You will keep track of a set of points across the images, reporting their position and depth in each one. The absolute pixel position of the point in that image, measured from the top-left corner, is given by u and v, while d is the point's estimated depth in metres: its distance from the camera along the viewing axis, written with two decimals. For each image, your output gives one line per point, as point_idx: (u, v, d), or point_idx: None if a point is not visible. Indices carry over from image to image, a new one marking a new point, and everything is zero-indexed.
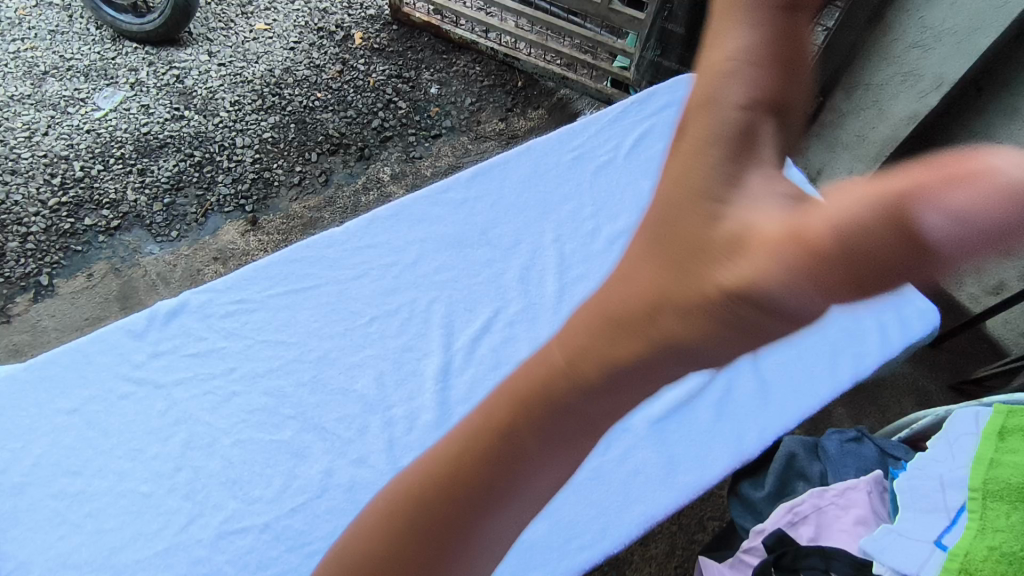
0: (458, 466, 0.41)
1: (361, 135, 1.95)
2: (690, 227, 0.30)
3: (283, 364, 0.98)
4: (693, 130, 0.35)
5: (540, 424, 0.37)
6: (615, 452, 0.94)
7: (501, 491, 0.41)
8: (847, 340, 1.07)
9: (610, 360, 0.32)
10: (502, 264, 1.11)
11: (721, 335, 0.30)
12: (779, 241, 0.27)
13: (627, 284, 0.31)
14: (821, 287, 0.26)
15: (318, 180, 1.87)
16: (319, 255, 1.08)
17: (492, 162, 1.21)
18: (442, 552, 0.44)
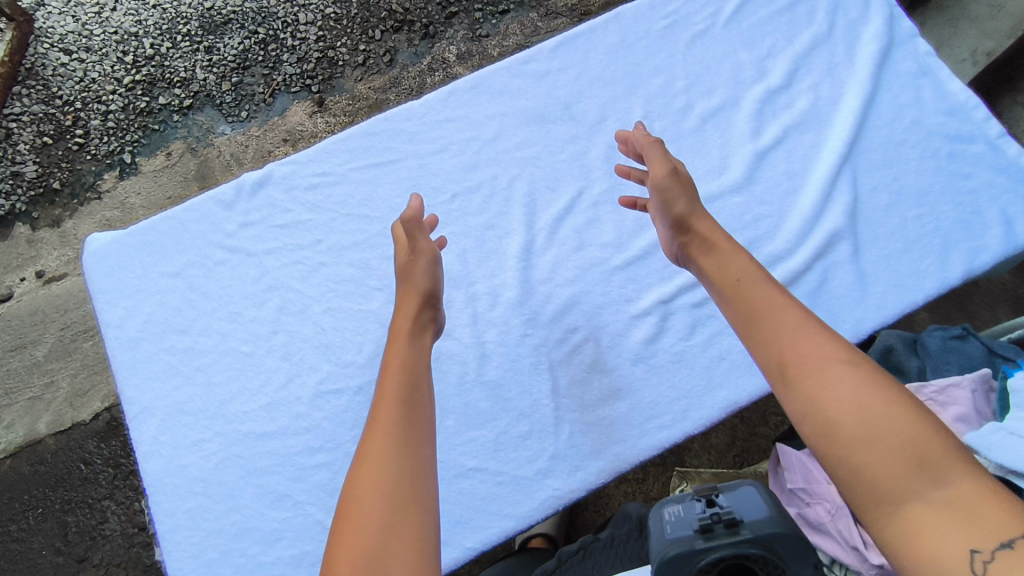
0: (380, 403, 0.71)
1: (425, 10, 1.83)
2: (400, 265, 0.86)
3: (368, 238, 0.99)
4: (397, 256, 0.87)
5: (403, 361, 0.76)
6: (701, 337, 0.92)
7: (407, 396, 0.72)
8: (962, 233, 0.98)
9: (400, 320, 0.81)
10: (587, 141, 1.04)
11: (410, 267, 0.84)
12: (404, 248, 0.86)
13: (399, 301, 0.83)
14: (414, 242, 0.85)
15: (383, 60, 1.80)
16: (399, 128, 1.04)
17: (578, 30, 1.10)
18: (394, 451, 0.66)
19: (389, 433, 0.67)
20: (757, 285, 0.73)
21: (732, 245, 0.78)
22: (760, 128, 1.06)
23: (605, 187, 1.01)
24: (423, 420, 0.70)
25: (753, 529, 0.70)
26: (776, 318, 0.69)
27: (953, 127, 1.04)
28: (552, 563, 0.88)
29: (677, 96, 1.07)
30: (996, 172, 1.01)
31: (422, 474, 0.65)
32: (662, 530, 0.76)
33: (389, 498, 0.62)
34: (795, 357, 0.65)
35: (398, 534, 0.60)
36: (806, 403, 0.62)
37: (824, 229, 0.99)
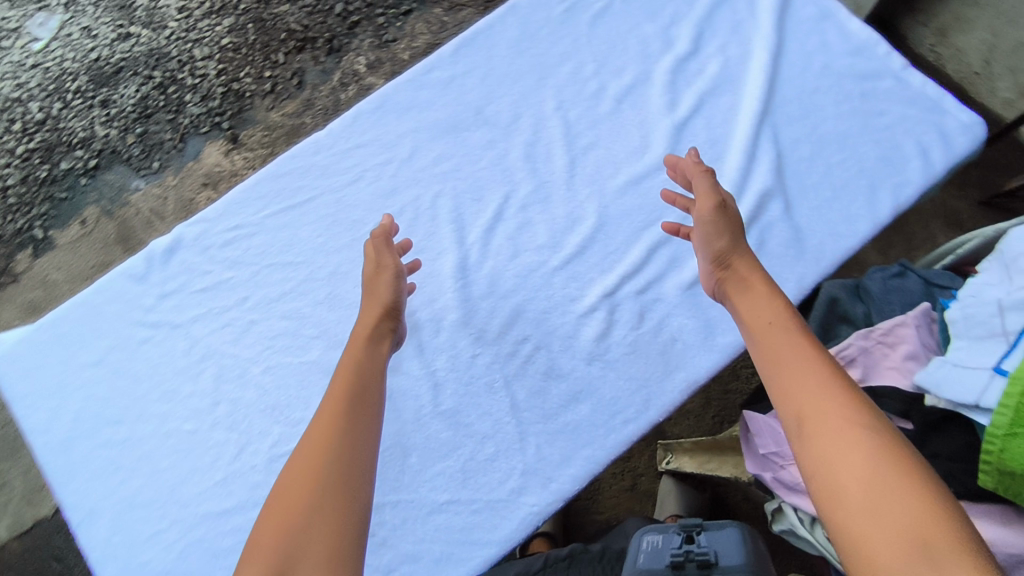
0: (331, 401, 0.73)
1: (325, 24, 1.76)
2: (367, 275, 0.86)
3: (296, 285, 0.94)
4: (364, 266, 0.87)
5: (358, 364, 0.77)
6: (650, 323, 0.91)
7: (356, 400, 0.73)
8: (886, 170, 0.99)
9: (363, 328, 0.81)
10: (504, 143, 1.02)
11: (376, 280, 0.84)
12: (370, 261, 0.86)
13: (365, 308, 0.83)
14: (382, 262, 0.85)
15: (292, 83, 1.73)
16: (308, 165, 1.00)
17: (476, 29, 1.07)
18: (333, 449, 0.68)
19: (330, 428, 0.70)
20: (790, 333, 0.71)
21: (772, 291, 0.77)
22: (675, 99, 1.04)
23: (531, 188, 0.99)
24: (366, 420, 0.72)
25: (723, 575, 0.69)
26: (803, 370, 0.67)
27: (860, 66, 1.05)
28: (540, 561, 0.91)
29: (587, 81, 1.05)
30: (908, 105, 1.02)
31: (357, 471, 0.67)
32: (639, 558, 0.78)
33: (319, 488, 0.65)
34: (812, 411, 0.63)
35: (318, 525, 0.62)
36: (817, 460, 0.59)
37: (753, 190, 0.98)
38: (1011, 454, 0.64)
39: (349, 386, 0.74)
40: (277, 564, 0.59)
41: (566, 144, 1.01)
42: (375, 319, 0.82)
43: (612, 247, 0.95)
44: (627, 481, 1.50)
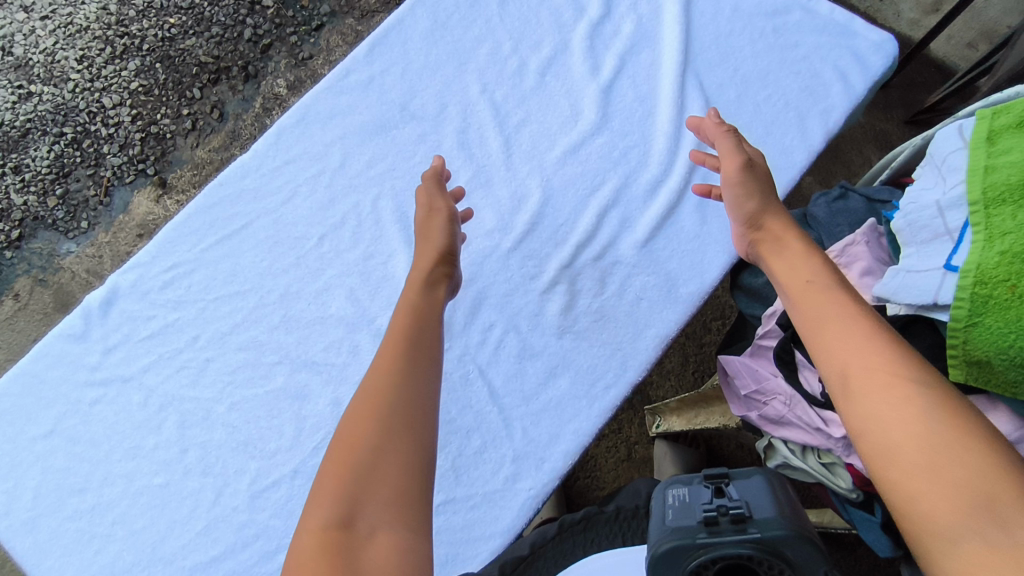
0: (396, 339, 0.71)
1: (237, 52, 1.71)
2: (420, 217, 0.85)
3: (247, 314, 0.91)
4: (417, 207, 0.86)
5: (419, 307, 0.75)
6: (613, 287, 0.90)
7: (419, 344, 0.71)
8: (812, 99, 1.01)
9: (418, 271, 0.79)
10: (436, 135, 1.00)
11: (431, 223, 0.84)
12: (423, 202, 0.86)
13: (421, 251, 0.82)
14: (436, 205, 0.85)
15: (213, 116, 1.67)
16: (238, 191, 0.96)
17: (386, 25, 1.05)
18: (404, 388, 0.66)
19: (392, 366, 0.67)
20: (831, 289, 0.67)
21: (807, 247, 0.73)
22: (597, 63, 1.03)
23: (470, 174, 0.97)
24: (426, 362, 0.69)
25: (762, 528, 0.61)
26: (847, 330, 0.63)
27: (769, 4, 1.06)
28: (552, 529, 0.80)
29: (507, 60, 1.04)
30: (820, 34, 1.04)
31: (421, 409, 0.65)
32: (664, 513, 0.68)
33: (385, 425, 0.63)
34: (860, 368, 0.60)
35: (389, 461, 0.60)
36: (869, 420, 0.57)
37: (689, 138, 0.98)
38: (974, 343, 0.66)
39: (410, 328, 0.72)
40: (343, 503, 0.58)
41: (498, 125, 1.00)
42: (430, 262, 0.80)
43: (562, 219, 0.94)
44: (622, 452, 1.51)
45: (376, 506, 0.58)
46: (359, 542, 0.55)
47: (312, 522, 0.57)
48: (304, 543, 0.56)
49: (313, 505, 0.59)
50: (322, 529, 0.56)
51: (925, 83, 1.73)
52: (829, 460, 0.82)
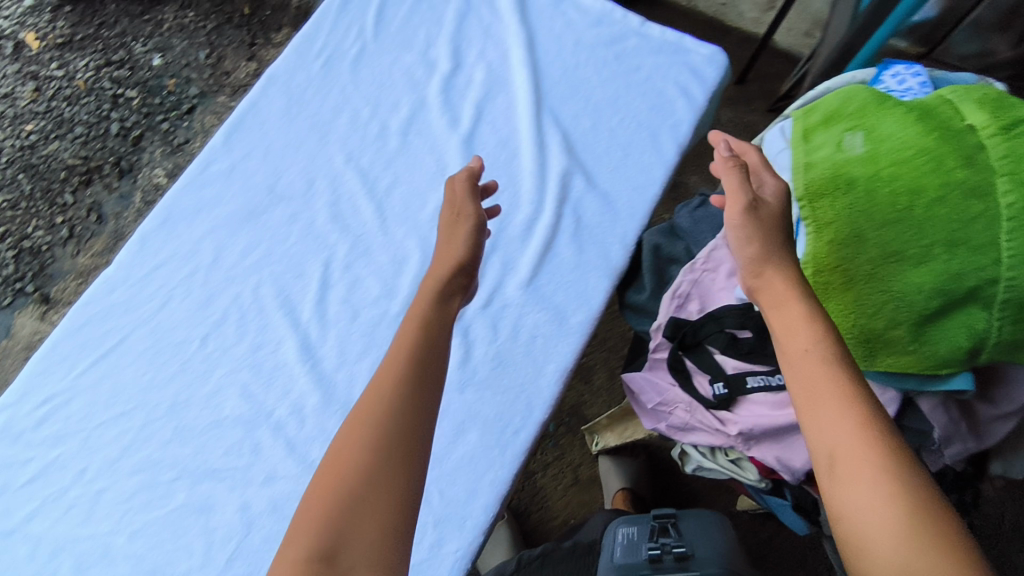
0: (398, 356, 0.69)
1: (107, 148, 1.79)
2: (446, 220, 0.83)
3: (136, 434, 0.86)
4: (445, 208, 0.85)
5: (429, 322, 0.73)
6: (506, 331, 0.92)
7: (425, 364, 0.69)
8: (659, 116, 1.04)
9: (433, 283, 0.77)
10: (308, 212, 0.98)
11: (452, 232, 0.82)
12: (449, 206, 0.85)
13: (440, 257, 0.80)
14: (467, 212, 0.83)
15: (91, 219, 1.72)
16: (107, 306, 0.92)
17: (240, 110, 1.04)
18: (406, 408, 0.65)
19: (396, 383, 0.66)
20: (832, 363, 0.62)
21: (809, 303, 0.66)
22: (455, 115, 1.04)
23: (348, 246, 0.96)
24: (431, 382, 0.68)
25: (699, 565, 0.79)
26: (839, 406, 0.59)
27: (606, 33, 1.11)
28: (513, 563, 0.93)
29: (367, 125, 1.03)
30: (657, 54, 1.09)
31: (416, 434, 0.63)
32: (615, 551, 0.89)
33: (377, 454, 0.61)
34: (848, 455, 0.56)
35: (377, 489, 0.59)
36: (844, 508, 0.55)
37: (554, 175, 1.00)
38: None
39: (414, 345, 0.70)
40: (326, 533, 0.57)
41: (369, 191, 0.99)
42: (444, 272, 0.78)
43: None
44: (569, 476, 1.52)
45: (363, 535, 0.57)
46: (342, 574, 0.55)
47: (292, 547, 0.57)
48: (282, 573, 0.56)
49: (297, 527, 0.59)
50: (303, 556, 0.56)
51: (777, 74, 1.88)
52: (735, 456, 0.86)
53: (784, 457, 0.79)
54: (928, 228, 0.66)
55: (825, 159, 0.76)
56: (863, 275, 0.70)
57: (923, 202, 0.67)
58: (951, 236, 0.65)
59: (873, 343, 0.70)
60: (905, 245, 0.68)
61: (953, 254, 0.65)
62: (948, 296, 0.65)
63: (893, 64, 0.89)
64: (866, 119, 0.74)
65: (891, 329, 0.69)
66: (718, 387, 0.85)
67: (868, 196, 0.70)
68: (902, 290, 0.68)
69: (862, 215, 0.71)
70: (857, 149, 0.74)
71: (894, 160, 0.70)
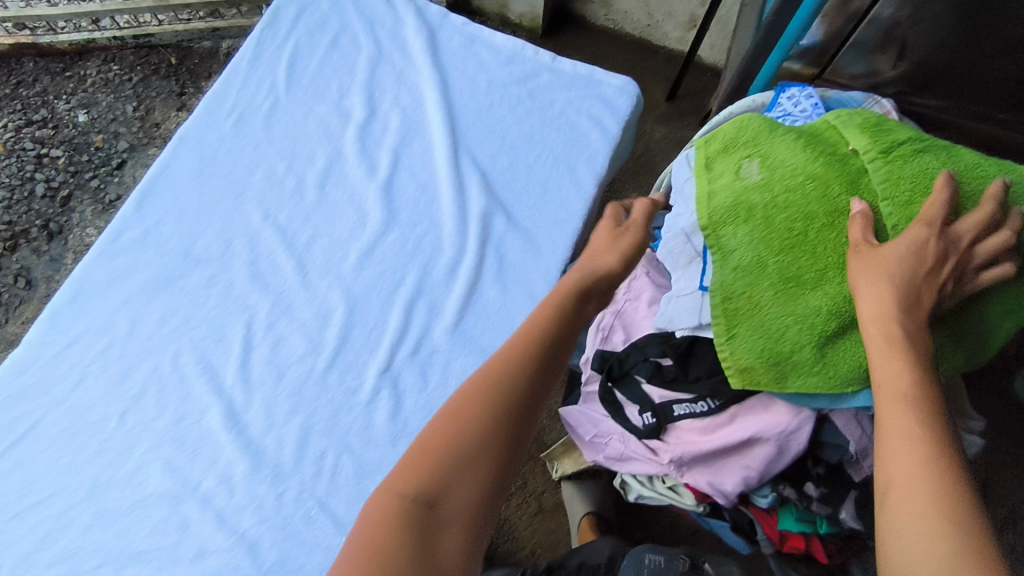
0: (529, 337, 0.71)
1: (34, 211, 1.73)
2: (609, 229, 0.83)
3: (53, 523, 0.82)
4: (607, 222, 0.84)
5: (565, 313, 0.74)
6: (435, 378, 0.90)
7: (551, 351, 0.71)
8: (575, 149, 1.06)
9: (581, 277, 0.78)
10: (227, 273, 0.96)
11: (615, 245, 0.81)
12: (613, 220, 0.84)
13: (598, 257, 0.80)
14: (637, 237, 0.82)
15: (19, 286, 1.66)
16: (16, 389, 0.89)
17: (151, 174, 1.02)
18: (524, 386, 0.68)
19: (522, 358, 0.69)
20: (913, 401, 0.60)
21: (889, 345, 0.63)
22: (372, 163, 1.04)
23: (270, 304, 0.95)
24: (551, 367, 0.70)
25: None
26: (902, 447, 0.58)
27: (518, 71, 1.13)
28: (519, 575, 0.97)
29: (284, 180, 1.03)
30: (569, 89, 1.11)
31: (526, 415, 0.67)
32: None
33: (496, 429, 0.64)
34: (908, 487, 0.56)
35: (484, 456, 0.63)
36: (892, 534, 0.55)
37: (474, 217, 1.00)
38: (738, 353, 0.74)
39: (543, 330, 0.72)
40: (428, 485, 0.61)
41: (289, 247, 0.98)
42: (595, 274, 0.78)
43: (372, 323, 0.94)
44: (533, 505, 1.50)
45: (464, 492, 0.61)
46: (438, 524, 0.59)
47: (398, 485, 0.62)
48: (378, 505, 0.61)
49: (404, 467, 0.63)
50: (405, 496, 0.61)
51: (705, 89, 1.93)
52: (672, 482, 0.87)
53: (714, 481, 0.80)
54: (822, 252, 0.71)
55: (723, 188, 0.78)
56: (767, 301, 0.73)
57: (817, 228, 0.71)
58: (843, 259, 0.70)
59: (782, 366, 0.72)
60: (802, 269, 0.72)
61: (845, 276, 0.70)
62: (847, 315, 0.69)
63: (788, 87, 0.91)
64: (760, 145, 0.77)
65: (798, 351, 0.71)
66: (646, 416, 0.85)
67: (766, 223, 0.74)
68: (804, 313, 0.71)
69: (763, 241, 0.74)
70: (753, 176, 0.77)
71: (788, 188, 0.74)
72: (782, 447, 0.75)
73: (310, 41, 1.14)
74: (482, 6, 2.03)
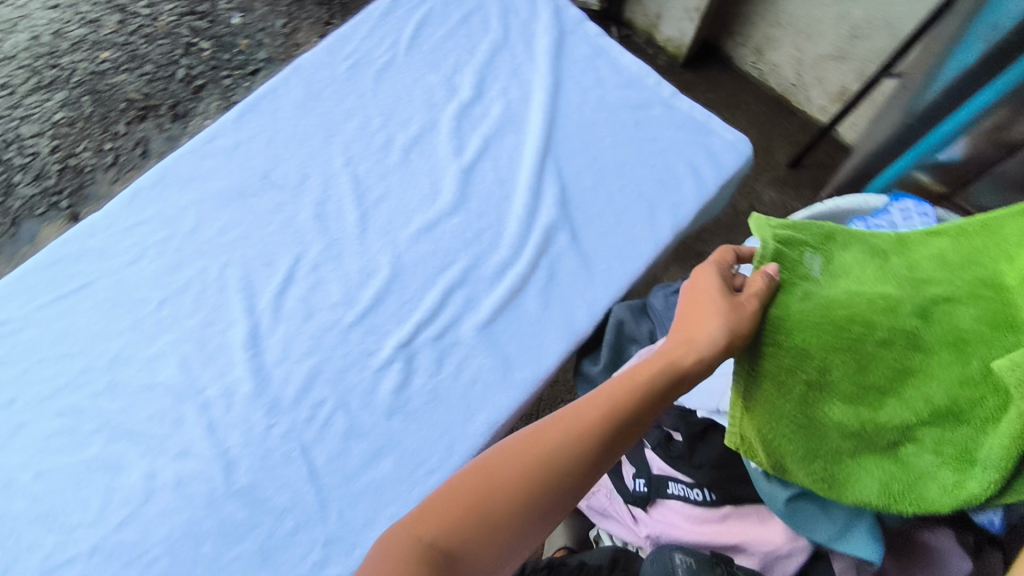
0: (596, 413, 0.67)
1: (168, 91, 1.84)
2: (711, 302, 0.71)
3: (71, 379, 0.89)
4: (710, 293, 0.73)
5: (647, 393, 0.69)
6: (449, 368, 0.90)
7: (616, 434, 0.67)
8: (662, 191, 1.02)
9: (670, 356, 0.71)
10: (294, 205, 1.00)
11: (720, 316, 0.69)
12: (715, 291, 0.72)
13: (697, 333, 0.70)
14: (745, 312, 0.69)
15: (136, 153, 1.76)
16: (83, 249, 0.96)
17: (260, 93, 1.07)
18: (573, 467, 0.65)
19: (584, 436, 0.66)
20: None
21: None
22: (462, 143, 1.05)
23: (322, 246, 0.97)
24: (608, 450, 0.67)
25: None
26: None
27: (633, 97, 1.11)
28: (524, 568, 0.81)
29: (374, 134, 1.05)
30: (677, 129, 1.08)
31: (566, 497, 0.65)
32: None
33: (531, 503, 0.63)
34: None
35: (510, 527, 0.62)
36: None
37: (540, 226, 0.99)
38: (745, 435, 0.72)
39: (615, 410, 0.68)
40: (448, 542, 0.60)
41: (357, 198, 1.01)
42: (684, 356, 0.70)
43: (407, 296, 0.94)
44: None
45: (484, 556, 0.60)
46: None
47: (418, 526, 0.60)
48: (394, 538, 0.60)
49: (428, 508, 0.62)
50: (422, 539, 0.59)
51: (832, 167, 1.81)
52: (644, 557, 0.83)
53: None
54: (870, 368, 0.68)
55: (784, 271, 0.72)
56: (794, 395, 0.69)
57: (873, 343, 0.68)
58: (886, 383, 0.68)
59: (781, 459, 0.70)
60: (840, 378, 0.69)
61: (879, 401, 0.69)
62: (864, 441, 0.69)
63: (903, 197, 0.91)
64: (827, 248, 0.75)
65: (802, 456, 0.70)
66: (639, 483, 0.82)
67: (825, 309, 0.69)
68: (822, 423, 0.69)
69: (812, 324, 0.69)
70: (815, 272, 0.73)
71: (852, 290, 0.70)
72: (766, 566, 0.74)
73: (444, 12, 1.16)
74: (632, 18, 1.98)
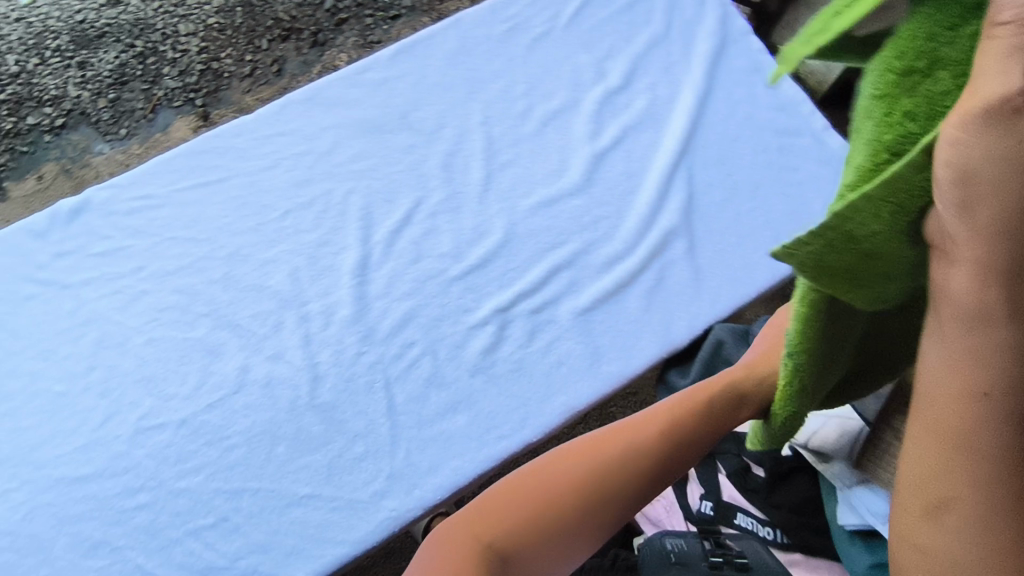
0: (652, 427, 0.74)
1: (313, 18, 1.64)
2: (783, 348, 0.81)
3: (194, 262, 0.95)
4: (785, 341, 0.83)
5: (704, 416, 0.76)
6: (540, 344, 0.90)
7: (668, 452, 0.73)
8: (790, 223, 0.99)
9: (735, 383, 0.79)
10: (425, 150, 1.02)
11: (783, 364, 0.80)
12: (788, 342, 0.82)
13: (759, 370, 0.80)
14: None
15: (271, 70, 1.59)
16: (227, 145, 1.02)
17: (416, 37, 1.09)
18: (621, 477, 0.70)
19: (633, 453, 0.72)
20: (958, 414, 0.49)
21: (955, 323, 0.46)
22: (599, 128, 1.04)
23: (443, 196, 0.99)
24: (656, 468, 0.72)
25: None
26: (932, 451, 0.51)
27: (782, 122, 1.06)
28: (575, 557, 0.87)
29: (516, 100, 1.06)
30: (820, 165, 1.03)
31: (613, 508, 0.70)
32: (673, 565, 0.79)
33: (576, 512, 0.68)
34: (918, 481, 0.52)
35: (557, 532, 0.67)
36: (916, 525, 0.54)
37: (659, 228, 0.97)
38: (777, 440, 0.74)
39: (672, 431, 0.74)
40: (503, 542, 0.66)
41: (486, 159, 1.02)
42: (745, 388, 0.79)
43: (514, 264, 0.95)
44: None
45: (541, 556, 0.67)
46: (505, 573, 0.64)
47: (479, 529, 0.67)
48: (454, 531, 0.67)
49: (484, 513, 0.68)
50: (481, 540, 0.66)
51: None
52: None
53: None
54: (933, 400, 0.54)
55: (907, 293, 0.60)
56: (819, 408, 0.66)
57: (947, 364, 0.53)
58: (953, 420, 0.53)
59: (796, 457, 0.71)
60: None
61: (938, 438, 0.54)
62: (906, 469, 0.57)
63: None
64: None
65: None
66: (706, 505, 0.89)
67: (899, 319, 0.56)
68: None
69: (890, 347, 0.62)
70: None
71: None
72: None
73: None
74: None
